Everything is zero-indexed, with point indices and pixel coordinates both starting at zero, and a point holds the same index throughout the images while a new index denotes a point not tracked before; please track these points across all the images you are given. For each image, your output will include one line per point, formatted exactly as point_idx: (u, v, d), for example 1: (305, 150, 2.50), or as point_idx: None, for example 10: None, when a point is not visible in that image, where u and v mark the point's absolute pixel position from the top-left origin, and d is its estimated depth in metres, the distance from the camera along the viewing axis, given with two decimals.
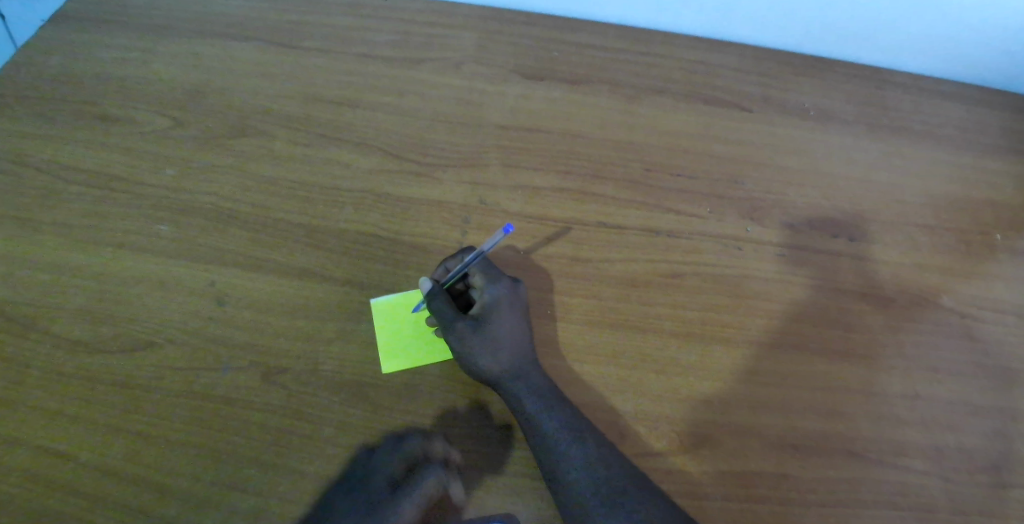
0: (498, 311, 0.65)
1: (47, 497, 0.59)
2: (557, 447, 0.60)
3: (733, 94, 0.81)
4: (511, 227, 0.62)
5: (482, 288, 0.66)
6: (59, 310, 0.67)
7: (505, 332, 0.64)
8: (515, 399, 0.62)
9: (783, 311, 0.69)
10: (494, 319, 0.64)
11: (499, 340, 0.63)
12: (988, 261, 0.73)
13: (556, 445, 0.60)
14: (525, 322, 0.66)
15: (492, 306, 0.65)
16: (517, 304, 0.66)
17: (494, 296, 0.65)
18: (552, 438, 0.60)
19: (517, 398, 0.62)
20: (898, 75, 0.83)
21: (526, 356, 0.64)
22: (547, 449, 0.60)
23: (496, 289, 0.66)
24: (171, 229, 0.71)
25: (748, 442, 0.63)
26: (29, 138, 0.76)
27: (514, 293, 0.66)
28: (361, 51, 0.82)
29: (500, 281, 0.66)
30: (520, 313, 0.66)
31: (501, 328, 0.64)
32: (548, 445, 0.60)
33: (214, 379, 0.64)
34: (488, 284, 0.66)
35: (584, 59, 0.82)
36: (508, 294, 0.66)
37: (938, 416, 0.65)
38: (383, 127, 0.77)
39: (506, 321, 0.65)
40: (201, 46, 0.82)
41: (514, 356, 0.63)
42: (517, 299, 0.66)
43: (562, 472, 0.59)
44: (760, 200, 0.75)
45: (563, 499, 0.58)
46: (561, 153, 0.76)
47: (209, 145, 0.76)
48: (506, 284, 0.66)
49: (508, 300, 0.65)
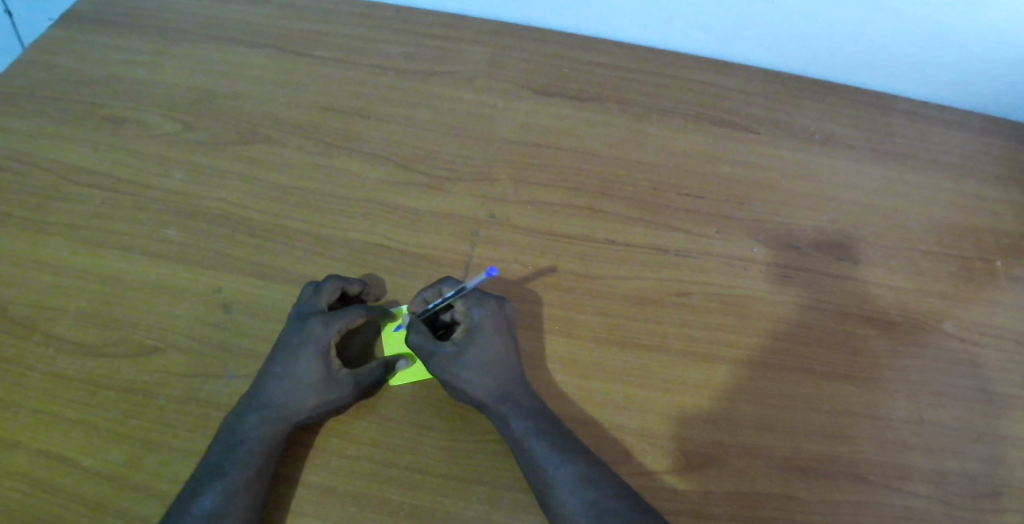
0: (483, 335, 0.63)
1: (45, 502, 0.58)
2: (557, 466, 0.58)
3: (740, 117, 0.82)
4: (494, 269, 0.61)
5: (467, 310, 0.65)
6: (62, 312, 0.66)
7: (490, 356, 0.63)
8: (506, 420, 0.61)
9: (789, 332, 0.70)
10: (478, 343, 0.63)
11: (484, 364, 0.62)
12: (989, 288, 0.74)
13: (555, 464, 0.59)
14: (512, 342, 0.65)
15: (477, 329, 0.64)
16: (503, 326, 0.65)
17: (479, 320, 0.64)
18: (541, 460, 0.59)
19: (509, 420, 0.61)
20: (902, 102, 0.84)
21: (514, 378, 0.63)
22: (549, 468, 0.58)
23: (481, 312, 0.64)
24: (178, 233, 0.70)
25: (754, 463, 0.63)
26: (37, 137, 0.75)
27: (500, 314, 0.65)
28: (373, 62, 0.82)
29: (485, 303, 0.65)
30: (507, 334, 0.65)
31: (486, 352, 0.63)
32: (549, 464, 0.59)
33: (219, 387, 0.63)
34: (473, 307, 0.65)
35: (594, 77, 0.83)
36: (493, 316, 0.64)
37: (940, 441, 0.66)
38: (394, 139, 0.77)
39: (492, 344, 0.63)
40: (212, 51, 0.82)
41: (503, 379, 0.62)
42: (504, 320, 0.65)
43: (559, 496, 0.57)
44: (767, 221, 0.75)
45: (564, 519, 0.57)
46: (571, 170, 0.77)
47: (218, 151, 0.75)
48: (492, 305, 0.65)
49: (493, 323, 0.64)
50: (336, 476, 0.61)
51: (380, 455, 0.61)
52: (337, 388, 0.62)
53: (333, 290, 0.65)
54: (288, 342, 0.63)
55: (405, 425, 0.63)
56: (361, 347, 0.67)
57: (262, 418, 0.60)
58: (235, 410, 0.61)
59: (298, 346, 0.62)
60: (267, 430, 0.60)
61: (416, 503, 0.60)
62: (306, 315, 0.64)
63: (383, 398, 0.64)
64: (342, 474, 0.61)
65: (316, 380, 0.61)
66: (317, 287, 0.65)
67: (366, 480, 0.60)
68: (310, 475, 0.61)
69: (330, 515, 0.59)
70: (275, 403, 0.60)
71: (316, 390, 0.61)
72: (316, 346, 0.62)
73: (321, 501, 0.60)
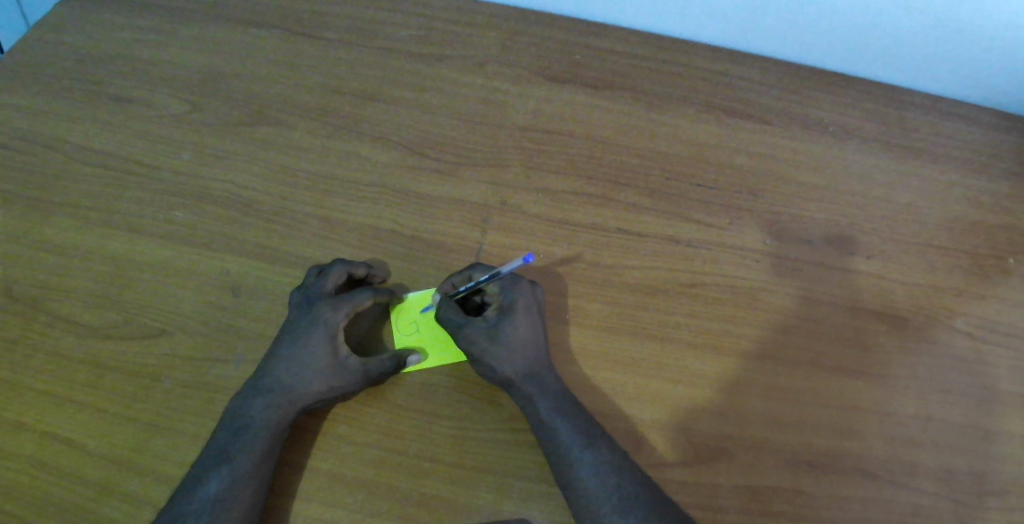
0: (516, 315, 0.63)
1: (53, 484, 0.58)
2: (574, 452, 0.59)
3: (755, 108, 0.81)
4: (531, 257, 0.60)
5: (499, 293, 0.64)
6: (68, 293, 0.66)
7: (521, 336, 0.62)
8: (529, 401, 0.61)
9: (799, 326, 0.69)
10: (509, 323, 0.63)
11: (515, 344, 0.62)
12: (1001, 286, 0.73)
13: (573, 451, 0.59)
14: (542, 324, 0.64)
15: (510, 309, 0.63)
16: (534, 308, 0.64)
17: (511, 301, 0.63)
18: (563, 442, 0.59)
19: (533, 401, 0.61)
20: (919, 96, 0.83)
21: (542, 358, 0.63)
22: (567, 455, 0.59)
23: (514, 293, 0.64)
24: (185, 216, 0.70)
25: (763, 457, 0.63)
26: (43, 116, 0.74)
27: (533, 296, 0.64)
28: (383, 44, 0.81)
29: (518, 285, 0.64)
30: (537, 316, 0.64)
31: (518, 331, 0.62)
32: (568, 450, 0.59)
33: (227, 371, 0.63)
34: (506, 288, 0.64)
35: (607, 64, 0.82)
36: (527, 297, 0.64)
37: (949, 439, 0.65)
38: (404, 123, 0.76)
39: (523, 325, 0.63)
40: (220, 31, 0.81)
41: (531, 359, 0.62)
42: (536, 303, 0.65)
43: (577, 481, 0.58)
44: (780, 214, 0.75)
45: (580, 505, 0.57)
46: (582, 158, 0.76)
47: (226, 133, 0.74)
48: (524, 286, 0.64)
49: (526, 304, 0.63)
50: (345, 463, 0.60)
51: (390, 441, 0.61)
52: (346, 372, 0.61)
53: (340, 274, 0.65)
54: (295, 326, 0.62)
55: (415, 413, 0.63)
56: (367, 331, 0.66)
57: (268, 401, 0.60)
58: (241, 392, 0.60)
59: (305, 330, 0.62)
60: (273, 414, 0.59)
61: (425, 490, 0.60)
62: (313, 299, 0.63)
63: (393, 383, 0.64)
64: (350, 460, 0.60)
65: (322, 365, 0.61)
66: (323, 271, 0.65)
67: (374, 466, 0.60)
68: (319, 462, 0.60)
69: (339, 501, 0.59)
70: (282, 387, 0.60)
71: (323, 376, 0.61)
72: (322, 331, 0.62)
73: (330, 486, 0.60)
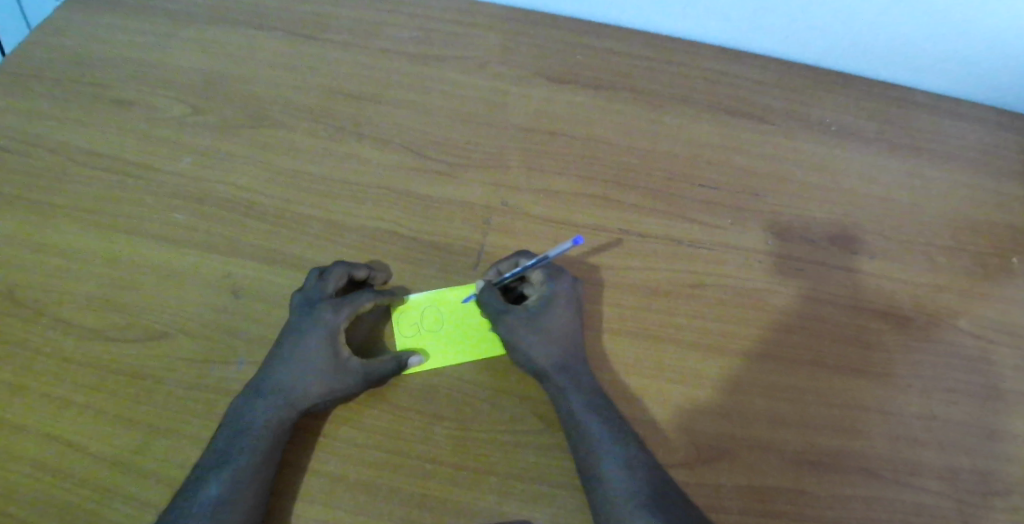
0: (557, 305, 0.64)
1: (53, 487, 0.58)
2: (598, 446, 0.59)
3: (756, 107, 0.80)
4: (576, 239, 0.64)
5: (542, 282, 0.65)
6: (69, 296, 0.66)
7: (558, 326, 0.64)
8: (558, 392, 0.62)
9: (802, 326, 0.69)
10: (550, 311, 0.64)
11: (552, 334, 0.63)
12: (1004, 284, 0.73)
13: (597, 445, 0.59)
14: (578, 318, 0.65)
15: (551, 300, 0.64)
16: (574, 301, 0.65)
17: (554, 292, 0.64)
18: (588, 436, 0.59)
19: (562, 393, 0.62)
20: (920, 95, 0.83)
21: (576, 352, 0.64)
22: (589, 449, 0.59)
23: (557, 285, 0.65)
24: (186, 218, 0.70)
25: (766, 457, 0.63)
26: (44, 119, 0.74)
27: (574, 291, 0.66)
28: (385, 46, 0.81)
29: (561, 277, 0.65)
30: (576, 309, 0.65)
31: (556, 321, 0.64)
32: (590, 444, 0.59)
33: (228, 373, 0.63)
34: (549, 280, 0.65)
35: (608, 65, 0.82)
36: (568, 291, 0.65)
37: (952, 438, 0.65)
38: (405, 124, 0.76)
39: (561, 316, 0.64)
40: (221, 33, 0.81)
41: (565, 350, 0.63)
42: (576, 297, 0.66)
43: (597, 475, 0.58)
44: (781, 213, 0.75)
45: (597, 499, 0.57)
46: (583, 159, 0.76)
47: (227, 135, 0.74)
48: (567, 281, 0.66)
49: (567, 297, 0.65)
50: (346, 465, 0.60)
51: (392, 442, 0.61)
52: (348, 374, 0.61)
53: (341, 275, 0.65)
54: (296, 327, 0.62)
55: (417, 414, 0.62)
56: (368, 332, 0.66)
57: (270, 403, 0.59)
58: (242, 395, 0.60)
59: (306, 332, 0.62)
60: (275, 416, 0.59)
61: (427, 491, 0.60)
62: (315, 301, 0.63)
63: (395, 384, 0.64)
64: (351, 462, 0.60)
65: (324, 367, 0.61)
66: (323, 272, 0.65)
67: (376, 467, 0.60)
68: (320, 463, 0.60)
69: (340, 503, 0.59)
70: (284, 389, 0.60)
71: (325, 378, 0.61)
72: (324, 332, 0.62)
73: (330, 488, 0.59)
